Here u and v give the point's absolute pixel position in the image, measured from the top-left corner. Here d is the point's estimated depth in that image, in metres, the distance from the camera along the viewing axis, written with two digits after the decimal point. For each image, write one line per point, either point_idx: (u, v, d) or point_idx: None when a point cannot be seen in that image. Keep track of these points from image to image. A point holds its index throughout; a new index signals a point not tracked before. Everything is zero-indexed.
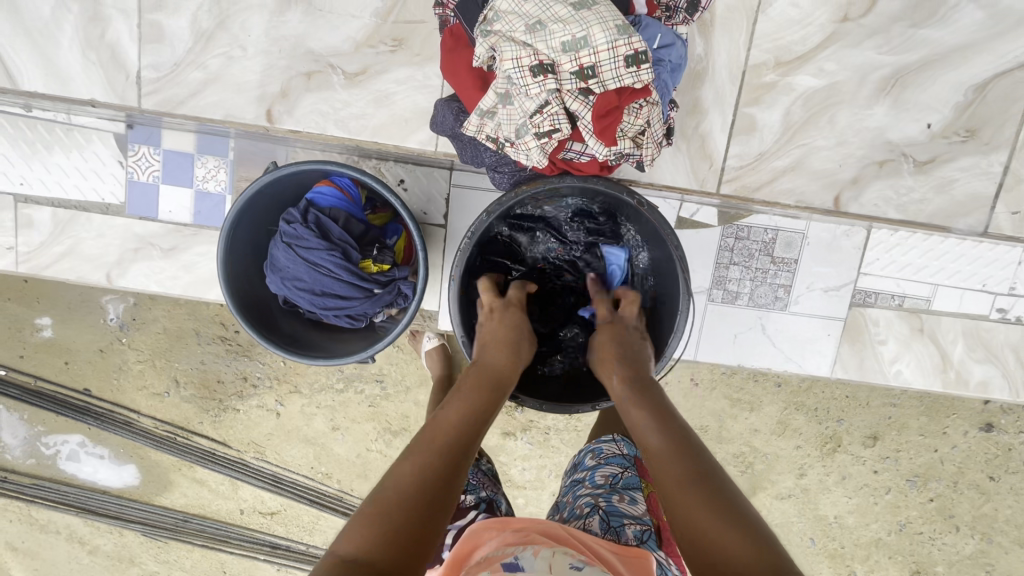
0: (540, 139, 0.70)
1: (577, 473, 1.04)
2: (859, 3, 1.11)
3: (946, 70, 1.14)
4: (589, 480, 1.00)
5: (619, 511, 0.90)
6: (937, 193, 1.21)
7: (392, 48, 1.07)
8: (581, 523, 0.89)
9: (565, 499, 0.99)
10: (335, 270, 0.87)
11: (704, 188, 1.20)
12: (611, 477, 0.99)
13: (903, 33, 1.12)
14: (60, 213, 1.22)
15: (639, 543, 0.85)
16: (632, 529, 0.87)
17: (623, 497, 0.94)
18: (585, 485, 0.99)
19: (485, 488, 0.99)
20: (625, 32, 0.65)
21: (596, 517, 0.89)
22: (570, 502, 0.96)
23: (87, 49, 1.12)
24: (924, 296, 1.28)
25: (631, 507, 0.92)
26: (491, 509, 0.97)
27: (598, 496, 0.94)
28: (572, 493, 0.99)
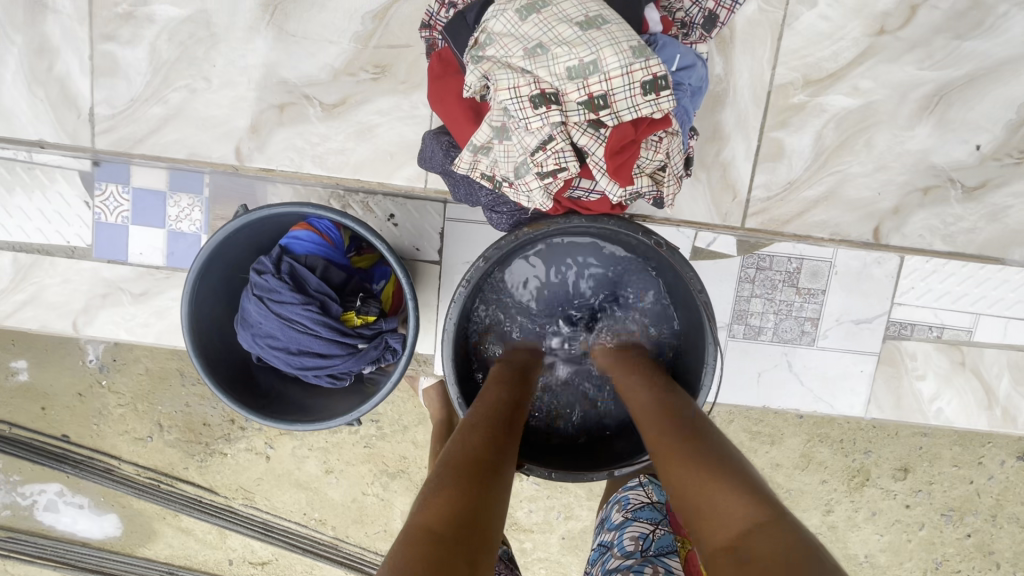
0: (543, 179, 0.61)
1: (604, 535, 0.93)
2: (896, 15, 1.02)
3: (997, 86, 1.04)
4: (617, 545, 0.89)
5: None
6: (988, 222, 1.11)
7: (374, 76, 0.97)
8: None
9: (595, 572, 0.88)
10: (312, 325, 0.77)
11: (728, 222, 1.11)
12: (640, 541, 0.87)
13: (947, 46, 1.02)
14: (22, 258, 1.12)
15: None
16: None
17: (657, 568, 0.81)
18: (614, 553, 0.87)
19: None
20: (641, 54, 0.55)
21: None
22: None
23: (34, 85, 1.03)
24: (966, 328, 1.17)
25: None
26: None
27: (628, 571, 0.82)
28: (601, 564, 0.88)
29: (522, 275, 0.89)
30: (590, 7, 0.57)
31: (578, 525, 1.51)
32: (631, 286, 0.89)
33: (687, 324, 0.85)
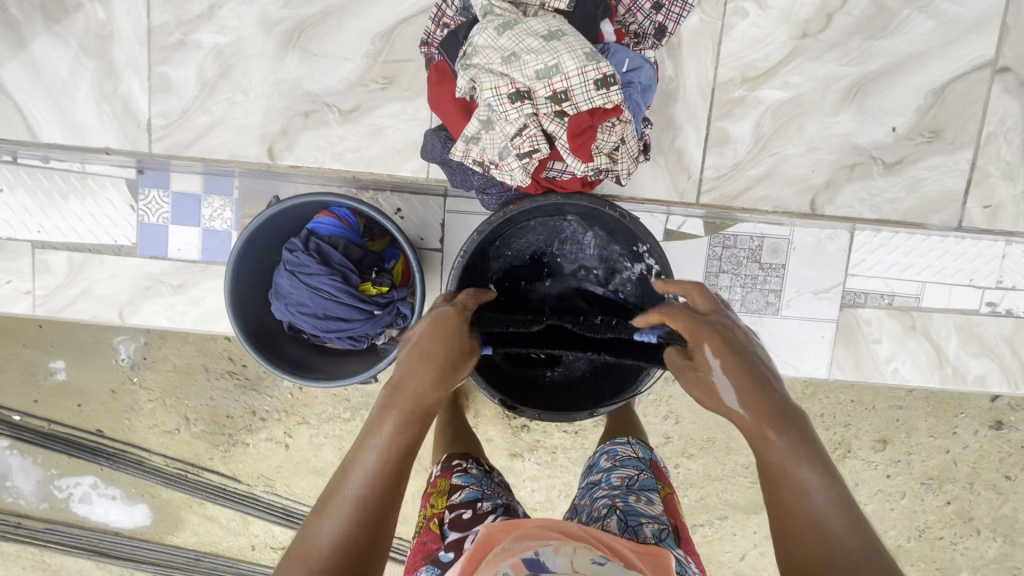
0: (521, 159, 0.76)
1: (593, 476, 1.06)
2: (815, 20, 1.17)
3: (905, 75, 1.19)
4: (606, 481, 1.02)
5: (637, 510, 0.91)
6: (908, 191, 1.24)
7: (383, 86, 1.14)
8: (599, 523, 0.90)
9: (582, 501, 1.01)
10: (336, 293, 0.92)
11: (684, 199, 1.25)
12: (627, 478, 1.01)
13: (860, 45, 1.18)
14: (75, 256, 1.27)
15: (657, 540, 0.86)
16: (649, 528, 0.88)
17: (640, 497, 0.95)
18: (601, 487, 1.01)
19: (500, 495, 0.94)
20: (593, 59, 0.70)
21: (614, 517, 0.90)
22: (587, 504, 0.97)
23: (101, 102, 1.18)
24: (913, 294, 1.31)
25: (648, 507, 0.93)
26: (508, 512, 0.90)
27: (615, 497, 0.95)
28: (589, 495, 1.00)
29: (511, 247, 1.03)
30: (552, 24, 0.73)
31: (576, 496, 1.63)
32: (604, 254, 1.04)
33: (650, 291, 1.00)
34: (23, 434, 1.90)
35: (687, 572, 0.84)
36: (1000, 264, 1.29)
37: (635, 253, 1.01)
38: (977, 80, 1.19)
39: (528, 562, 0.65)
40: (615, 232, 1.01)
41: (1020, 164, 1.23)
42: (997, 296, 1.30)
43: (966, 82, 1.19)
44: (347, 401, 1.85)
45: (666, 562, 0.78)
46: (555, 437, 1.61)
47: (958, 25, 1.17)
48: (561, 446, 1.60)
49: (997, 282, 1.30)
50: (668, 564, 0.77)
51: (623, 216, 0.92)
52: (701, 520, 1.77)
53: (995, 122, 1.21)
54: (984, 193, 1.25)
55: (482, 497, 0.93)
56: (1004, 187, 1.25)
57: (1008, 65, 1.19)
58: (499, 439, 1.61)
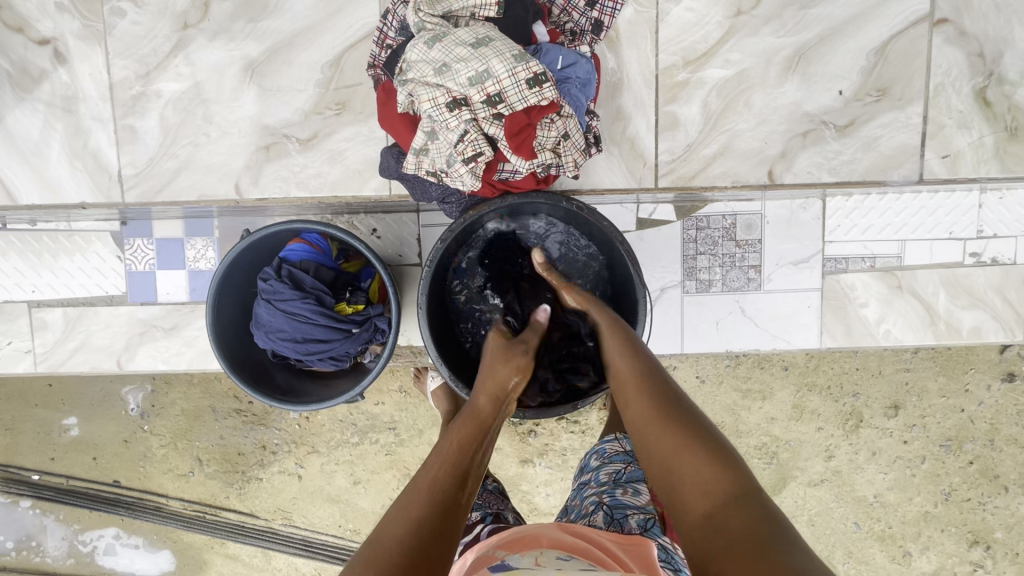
0: (468, 164, 0.78)
1: (584, 476, 1.08)
2: None
3: (844, 39, 1.20)
4: (594, 479, 1.04)
5: (622, 503, 0.95)
6: (866, 151, 1.25)
7: (336, 112, 1.17)
8: (586, 520, 0.94)
9: (574, 501, 1.03)
10: (311, 316, 0.94)
11: (644, 185, 1.26)
12: (614, 473, 1.03)
13: (795, 15, 1.20)
14: (70, 311, 1.32)
15: (643, 530, 0.90)
16: (636, 519, 0.92)
17: (626, 490, 0.98)
18: (590, 485, 1.04)
19: (490, 505, 1.03)
20: (522, 59, 0.73)
21: (600, 512, 0.94)
22: (577, 503, 1.01)
23: (74, 161, 1.23)
24: (894, 254, 1.30)
25: (635, 498, 0.97)
26: (497, 520, 0.99)
27: (602, 493, 0.99)
28: (579, 494, 1.03)
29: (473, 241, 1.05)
30: (479, 31, 0.75)
31: None
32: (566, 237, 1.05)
33: (623, 278, 1.02)
34: (43, 492, 1.94)
35: (673, 558, 0.87)
36: (978, 213, 1.28)
37: (605, 242, 1.02)
38: (916, 35, 1.20)
39: (492, 566, 0.71)
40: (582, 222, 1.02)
41: (974, 112, 1.24)
42: (980, 246, 1.29)
43: (906, 38, 1.20)
44: (353, 424, 1.87)
45: (649, 552, 0.78)
46: (562, 439, 1.61)
47: None
48: (569, 447, 1.61)
49: (977, 232, 1.29)
50: (651, 553, 0.78)
51: (580, 208, 0.93)
52: None
53: (941, 73, 1.22)
54: (942, 143, 1.25)
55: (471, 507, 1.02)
56: (961, 136, 1.25)
57: (947, 15, 1.20)
58: (506, 446, 1.63)
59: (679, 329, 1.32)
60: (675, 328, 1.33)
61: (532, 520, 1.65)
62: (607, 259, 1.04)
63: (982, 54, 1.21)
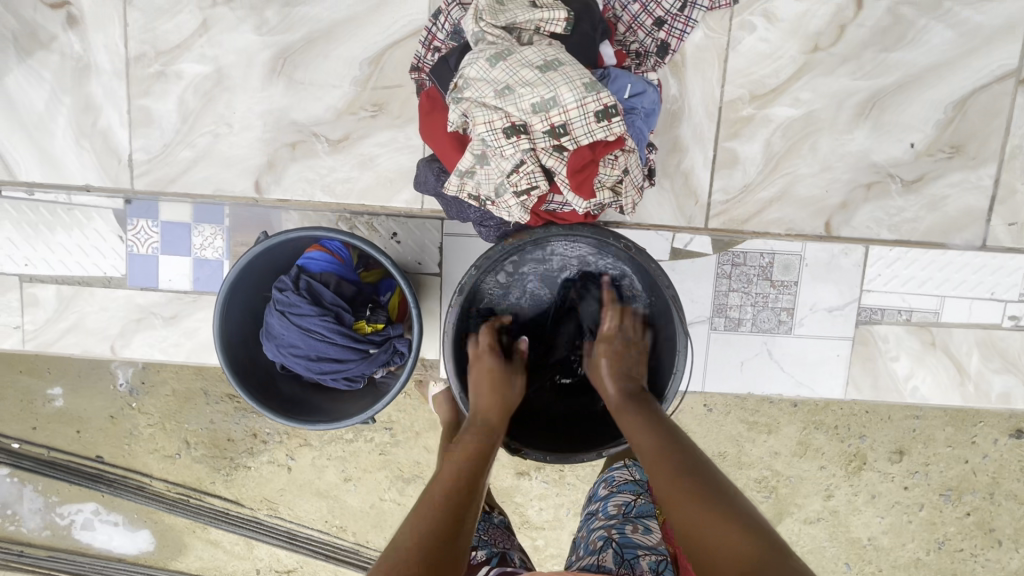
0: (519, 197, 0.71)
1: (591, 505, 1.03)
2: (827, 32, 1.12)
3: (920, 89, 1.14)
4: (602, 510, 0.99)
5: (633, 541, 0.90)
6: (929, 210, 1.19)
7: (372, 114, 1.09)
8: (596, 558, 0.87)
9: (581, 534, 0.98)
10: (328, 334, 0.88)
11: (693, 224, 1.20)
12: (623, 506, 0.99)
13: (874, 58, 1.12)
14: (64, 290, 1.24)
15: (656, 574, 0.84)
16: (647, 560, 0.86)
17: (636, 527, 0.93)
18: (598, 517, 0.98)
19: (496, 543, 0.97)
20: (593, 89, 0.66)
21: (610, 551, 0.88)
22: (585, 537, 0.95)
23: (80, 138, 1.15)
24: (932, 309, 1.25)
25: (645, 536, 0.92)
26: (504, 561, 0.93)
27: (612, 528, 0.93)
28: (587, 527, 0.98)
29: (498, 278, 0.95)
30: (548, 52, 0.68)
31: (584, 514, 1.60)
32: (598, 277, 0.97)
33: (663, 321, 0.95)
34: (21, 462, 1.87)
35: None
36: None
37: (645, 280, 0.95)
38: (997, 92, 1.14)
39: None
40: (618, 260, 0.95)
41: None
42: (1021, 310, 1.25)
43: (986, 95, 1.14)
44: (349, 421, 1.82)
45: None
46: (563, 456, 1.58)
47: (976, 35, 1.12)
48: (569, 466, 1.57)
49: (1020, 296, 1.24)
50: None
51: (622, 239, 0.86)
52: None
53: (1017, 134, 1.16)
54: (1008, 210, 1.20)
55: (478, 544, 0.97)
56: None
57: None
58: (505, 461, 1.59)
59: (703, 367, 1.27)
60: (700, 366, 1.27)
61: (522, 532, 1.62)
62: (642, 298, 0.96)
63: None
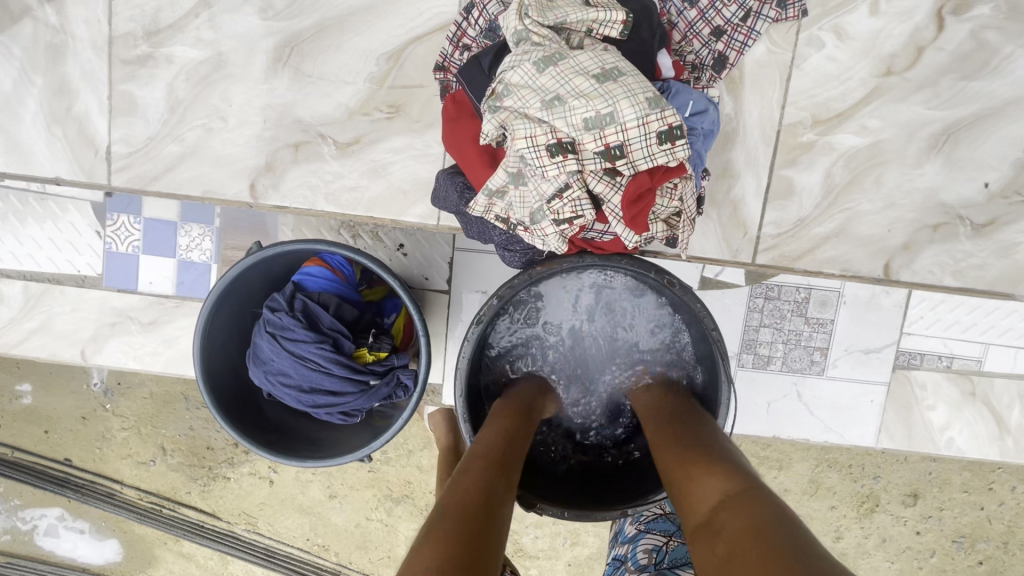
0: (560, 226, 0.61)
1: (619, 549, 1.00)
2: (902, 56, 1.02)
3: (995, 125, 1.04)
4: (632, 559, 0.95)
5: None
6: (999, 257, 1.09)
7: (388, 116, 0.99)
8: None
9: None
10: (325, 363, 0.77)
11: (737, 258, 1.10)
12: (654, 553, 0.94)
13: (952, 86, 1.02)
14: (32, 286, 1.13)
15: None
16: None
17: None
18: (628, 567, 0.94)
19: None
20: (657, 105, 0.56)
21: None
22: None
23: (52, 125, 1.02)
24: (975, 357, 1.17)
25: None
26: None
27: None
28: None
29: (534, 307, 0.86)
30: (606, 59, 0.57)
31: (585, 547, 1.50)
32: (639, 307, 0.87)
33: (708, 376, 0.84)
34: None
35: None
36: None
37: (694, 331, 0.85)
38: None
39: None
40: (670, 306, 0.86)
41: None
42: None
43: None
44: None
45: None
46: None
47: None
48: None
49: None
50: None
51: (663, 277, 0.77)
52: None
53: None
54: None
55: None
56: None
57: None
58: None
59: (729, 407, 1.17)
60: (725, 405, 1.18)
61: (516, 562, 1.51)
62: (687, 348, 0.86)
63: None
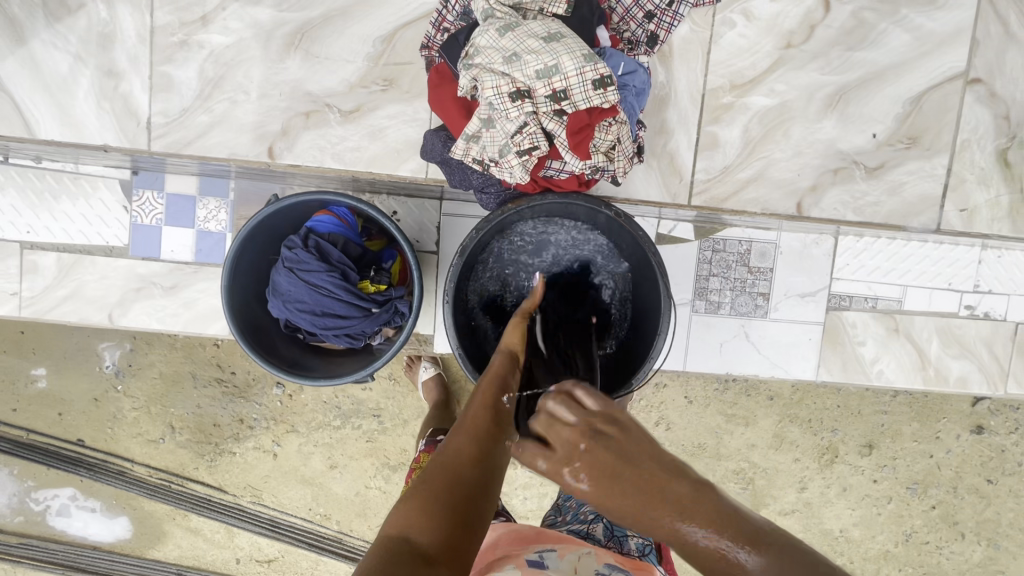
0: (521, 156, 0.83)
1: None
2: (799, 31, 1.23)
3: (883, 85, 1.25)
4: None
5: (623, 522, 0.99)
6: (890, 195, 1.28)
7: (383, 88, 1.16)
8: (586, 528, 0.96)
9: (569, 504, 1.05)
10: (334, 290, 0.93)
11: (676, 201, 1.27)
12: None
13: (840, 55, 1.24)
14: (65, 257, 1.26)
15: (640, 554, 0.95)
16: (635, 541, 0.97)
17: None
18: None
19: None
20: (591, 60, 0.77)
21: (601, 524, 0.97)
22: (575, 508, 1.03)
23: (102, 100, 1.18)
24: (896, 298, 1.34)
25: None
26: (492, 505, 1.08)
27: None
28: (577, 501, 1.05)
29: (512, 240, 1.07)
30: (551, 26, 0.79)
31: None
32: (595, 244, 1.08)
33: (649, 311, 1.05)
34: None
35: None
36: (976, 269, 1.34)
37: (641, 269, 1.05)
38: (950, 90, 1.25)
39: (532, 562, 0.82)
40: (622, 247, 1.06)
41: (995, 170, 1.29)
42: (975, 299, 1.35)
43: (941, 92, 1.25)
44: (338, 408, 1.68)
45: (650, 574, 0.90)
46: None
47: (932, 38, 1.24)
48: None
49: (974, 286, 1.34)
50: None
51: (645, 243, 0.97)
52: None
53: (967, 130, 1.27)
54: (960, 197, 1.30)
55: None
56: (979, 192, 1.30)
57: (981, 76, 1.25)
58: None
59: (685, 347, 1.34)
60: (682, 345, 1.34)
61: None
62: (645, 303, 1.07)
63: (1007, 117, 1.27)
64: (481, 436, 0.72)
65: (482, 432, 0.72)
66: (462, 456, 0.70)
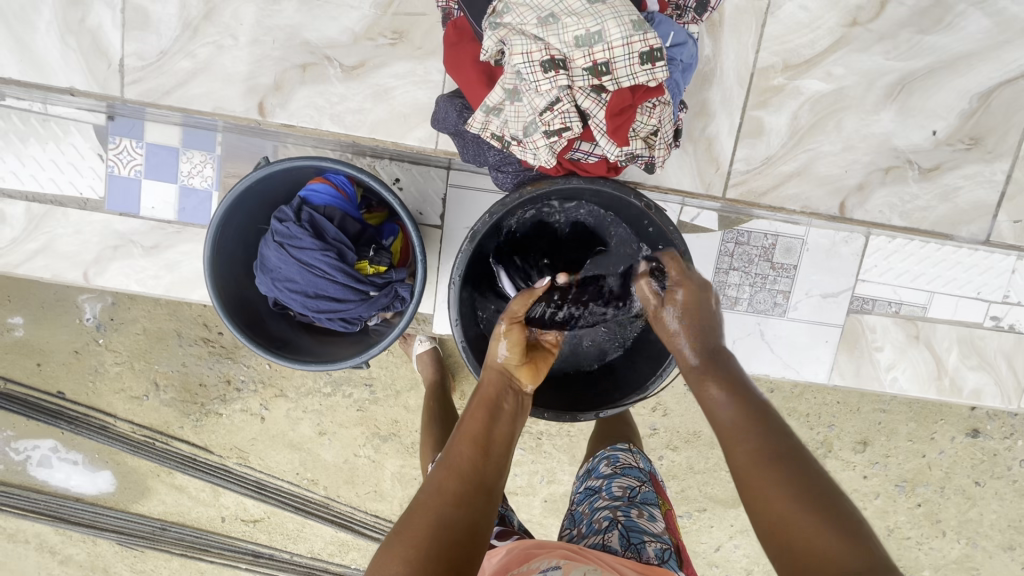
0: (549, 137, 0.73)
1: (592, 481, 1.05)
2: (867, 8, 1.11)
3: (951, 77, 1.14)
4: (606, 490, 1.01)
5: (638, 526, 0.90)
6: (941, 201, 1.20)
7: (392, 41, 1.04)
8: (600, 538, 0.89)
9: (582, 510, 1.00)
10: (329, 270, 0.84)
11: (710, 191, 1.18)
12: (628, 489, 0.99)
13: (910, 39, 1.12)
14: (35, 208, 1.15)
15: (660, 562, 0.85)
16: (652, 547, 0.87)
17: (641, 512, 0.93)
18: (601, 496, 1.00)
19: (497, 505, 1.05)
20: (640, 28, 0.68)
21: (615, 532, 0.89)
22: (588, 515, 0.97)
23: (67, 33, 1.06)
24: (921, 304, 1.27)
25: (650, 523, 0.93)
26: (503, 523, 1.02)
27: (617, 509, 0.94)
28: (589, 504, 1.00)
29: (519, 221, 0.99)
30: None
31: (560, 485, 1.57)
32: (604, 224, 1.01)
33: None
34: None
35: None
36: (1009, 278, 1.26)
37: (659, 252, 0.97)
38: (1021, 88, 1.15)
39: None
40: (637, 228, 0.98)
41: None
42: (1002, 311, 1.28)
43: (1012, 89, 1.15)
44: (327, 374, 1.63)
45: None
46: (541, 422, 1.54)
47: (1011, 27, 1.12)
48: (547, 434, 1.53)
49: (1003, 296, 1.27)
50: None
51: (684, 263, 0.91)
52: (678, 512, 1.58)
53: None
54: (1014, 207, 1.22)
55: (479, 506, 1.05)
56: None
57: None
58: None
59: None
60: None
61: None
62: None
63: None
64: (463, 474, 0.68)
65: (464, 472, 0.68)
66: (443, 495, 0.66)
